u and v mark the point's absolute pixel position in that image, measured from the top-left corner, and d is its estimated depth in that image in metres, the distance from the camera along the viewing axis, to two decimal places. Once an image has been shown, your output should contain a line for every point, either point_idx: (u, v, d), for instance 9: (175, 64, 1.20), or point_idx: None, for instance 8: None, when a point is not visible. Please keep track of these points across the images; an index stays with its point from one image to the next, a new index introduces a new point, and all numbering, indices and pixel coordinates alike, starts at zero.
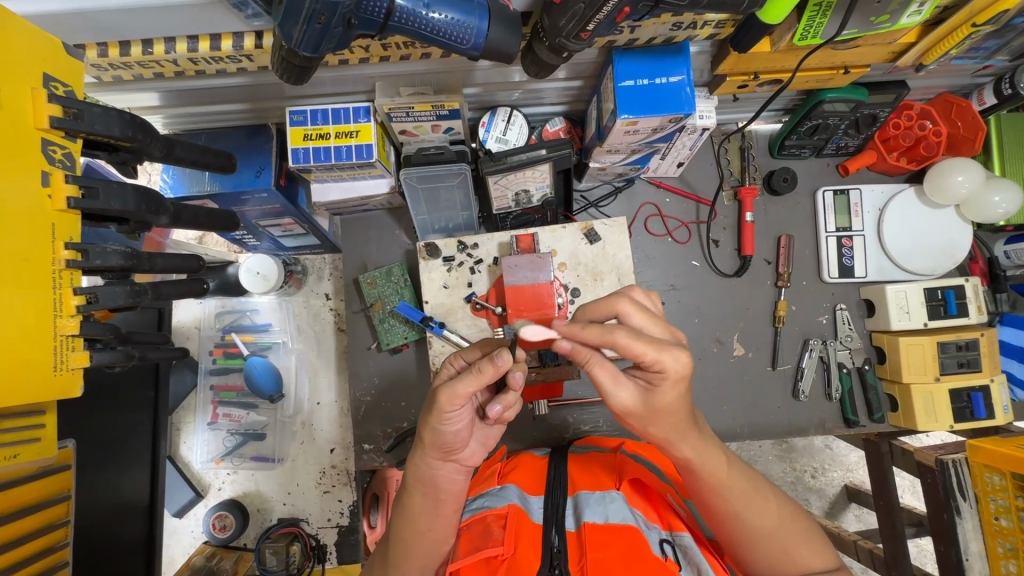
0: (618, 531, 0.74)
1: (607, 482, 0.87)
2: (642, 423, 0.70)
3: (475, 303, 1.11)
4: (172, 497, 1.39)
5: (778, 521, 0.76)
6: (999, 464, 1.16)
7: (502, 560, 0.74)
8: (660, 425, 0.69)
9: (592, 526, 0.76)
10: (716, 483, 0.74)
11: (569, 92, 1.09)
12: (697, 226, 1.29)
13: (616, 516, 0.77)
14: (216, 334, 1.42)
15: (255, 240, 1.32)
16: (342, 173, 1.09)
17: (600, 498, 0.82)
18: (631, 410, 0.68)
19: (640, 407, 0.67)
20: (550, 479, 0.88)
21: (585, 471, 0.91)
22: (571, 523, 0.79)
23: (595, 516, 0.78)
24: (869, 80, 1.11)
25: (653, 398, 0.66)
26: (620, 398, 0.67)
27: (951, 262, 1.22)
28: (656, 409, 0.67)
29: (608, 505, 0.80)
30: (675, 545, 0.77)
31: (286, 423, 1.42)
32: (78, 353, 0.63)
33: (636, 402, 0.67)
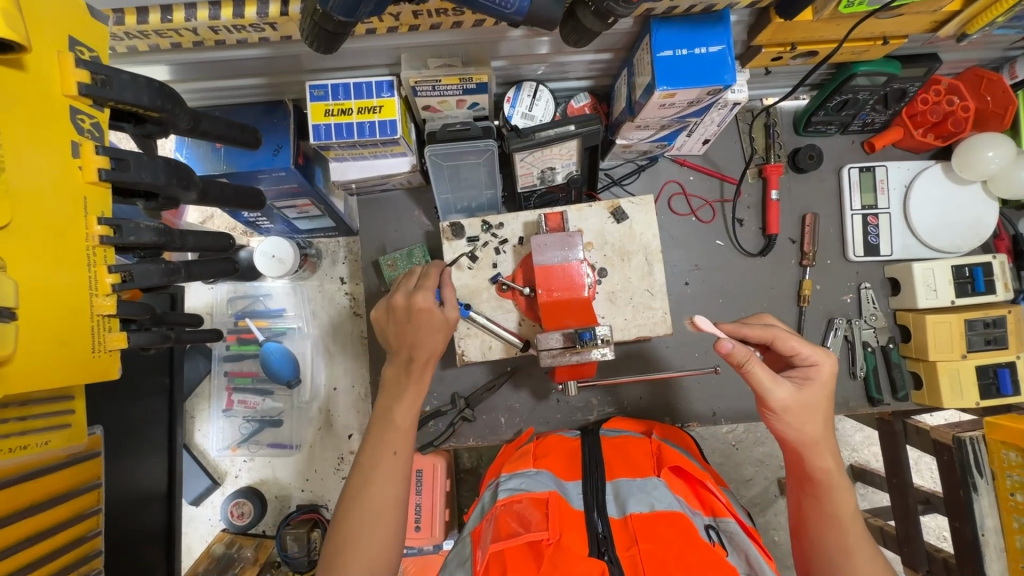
0: (665, 517, 0.73)
1: (647, 470, 0.86)
2: (795, 423, 0.78)
3: (501, 284, 1.09)
4: (189, 486, 1.37)
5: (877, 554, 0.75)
6: (1017, 441, 1.16)
7: (547, 544, 0.71)
8: (811, 421, 0.78)
9: (637, 514, 0.74)
10: (832, 507, 0.78)
11: (597, 66, 1.06)
12: (722, 204, 1.27)
13: (661, 504, 0.76)
14: (229, 320, 1.40)
15: (269, 222, 1.28)
16: (364, 151, 1.05)
17: (643, 486, 0.80)
18: (789, 404, 0.77)
19: (793, 400, 0.78)
20: (586, 463, 0.88)
21: (620, 456, 0.91)
22: (614, 511, 0.79)
23: (640, 504, 0.76)
24: (902, 52, 1.08)
25: (805, 395, 0.78)
26: (778, 395, 0.77)
27: (977, 240, 1.21)
28: (806, 406, 0.78)
29: (652, 494, 0.78)
30: (719, 531, 0.77)
31: (303, 409, 1.40)
32: (116, 334, 0.61)
33: (793, 398, 0.77)
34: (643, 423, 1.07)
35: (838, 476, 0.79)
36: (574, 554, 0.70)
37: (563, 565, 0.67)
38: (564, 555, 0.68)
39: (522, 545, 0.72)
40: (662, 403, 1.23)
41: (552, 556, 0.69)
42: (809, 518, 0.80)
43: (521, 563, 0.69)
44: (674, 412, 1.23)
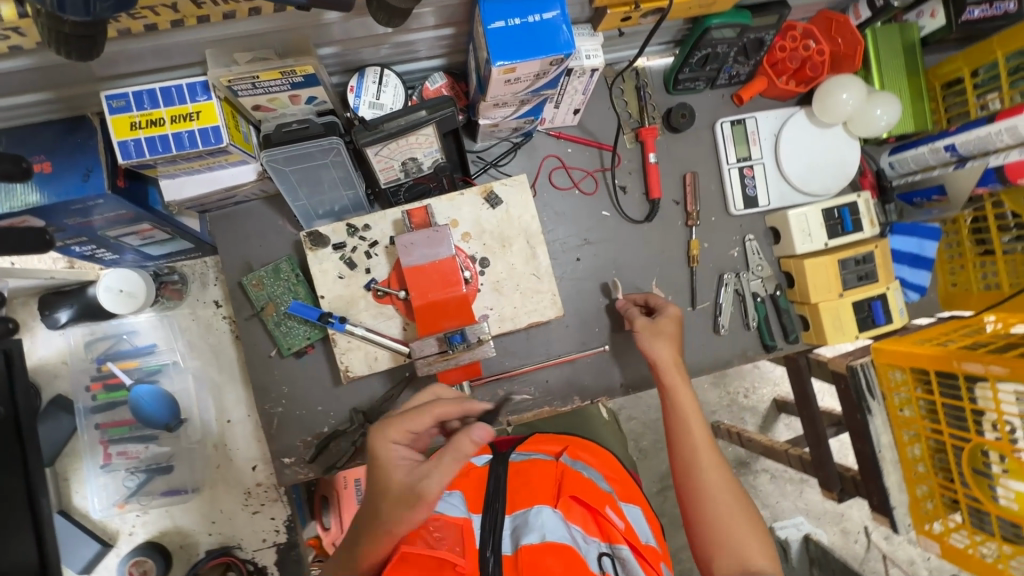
0: (558, 551, 0.71)
1: (547, 493, 0.81)
2: (655, 356, 1.00)
3: (376, 290, 1.02)
4: (74, 554, 1.23)
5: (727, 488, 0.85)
6: (903, 362, 1.22)
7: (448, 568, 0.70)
8: (664, 353, 0.99)
9: (529, 546, 0.72)
10: (693, 440, 0.90)
11: (444, 42, 0.98)
12: (603, 173, 1.24)
13: (552, 534, 0.74)
14: (91, 366, 1.25)
15: (113, 253, 1.13)
16: (193, 164, 0.93)
17: (538, 513, 0.77)
18: (650, 338, 1.01)
19: (650, 328, 1.03)
20: (489, 492, 0.82)
21: (524, 480, 0.84)
22: (507, 545, 0.75)
23: (531, 535, 0.74)
24: (751, 1, 1.08)
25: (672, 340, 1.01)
26: (661, 348, 1.00)
27: (844, 180, 1.25)
28: (660, 339, 1.02)
29: (544, 520, 0.76)
30: (613, 558, 0.77)
31: (195, 449, 1.29)
32: None
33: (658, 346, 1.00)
34: (559, 439, 0.99)
35: (695, 420, 0.93)
36: None
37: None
38: None
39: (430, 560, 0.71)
40: (571, 383, 1.21)
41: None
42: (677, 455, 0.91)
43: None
44: (584, 390, 1.21)
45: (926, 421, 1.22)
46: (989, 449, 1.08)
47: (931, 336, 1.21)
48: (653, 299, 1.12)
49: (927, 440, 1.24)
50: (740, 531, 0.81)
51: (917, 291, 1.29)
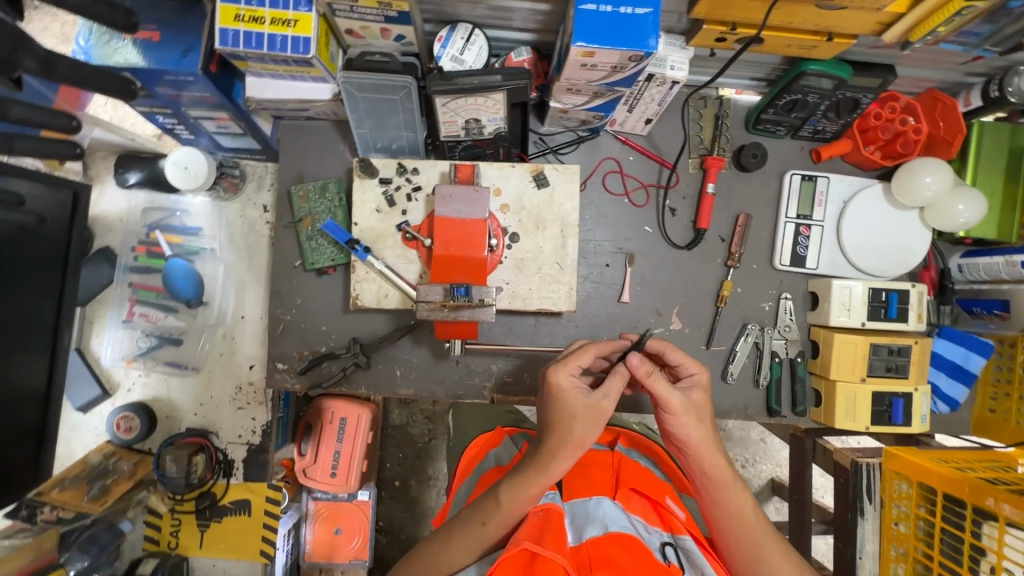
0: (617, 540, 0.75)
1: (606, 485, 0.87)
2: (672, 423, 0.84)
3: (406, 232, 1.05)
4: (77, 391, 1.33)
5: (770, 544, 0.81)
6: (910, 473, 1.18)
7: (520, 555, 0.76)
8: (687, 424, 0.83)
9: (593, 539, 0.76)
10: (732, 501, 0.83)
11: (538, 18, 1.00)
12: (657, 190, 1.23)
13: (615, 525, 0.78)
14: (141, 230, 1.35)
15: (189, 134, 1.23)
16: (279, 68, 0.99)
17: (598, 504, 0.82)
18: (675, 405, 0.83)
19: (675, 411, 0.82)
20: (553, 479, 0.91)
21: (582, 470, 0.92)
22: (570, 536, 0.80)
23: (594, 527, 0.78)
24: (856, 57, 1.04)
25: (691, 400, 0.85)
26: (675, 400, 0.83)
27: (903, 267, 1.19)
28: (684, 408, 0.83)
29: (605, 511, 0.81)
30: (677, 547, 0.79)
31: (205, 332, 1.36)
32: None
33: (675, 405, 0.83)
34: (610, 433, 1.08)
35: (731, 484, 0.84)
36: None
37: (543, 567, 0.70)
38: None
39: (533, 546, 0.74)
40: None
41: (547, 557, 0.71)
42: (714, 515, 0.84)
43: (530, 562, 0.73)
44: None
45: (920, 543, 1.16)
46: None
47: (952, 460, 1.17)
48: (668, 356, 0.90)
49: (914, 563, 1.17)
50: None
51: (948, 404, 1.21)
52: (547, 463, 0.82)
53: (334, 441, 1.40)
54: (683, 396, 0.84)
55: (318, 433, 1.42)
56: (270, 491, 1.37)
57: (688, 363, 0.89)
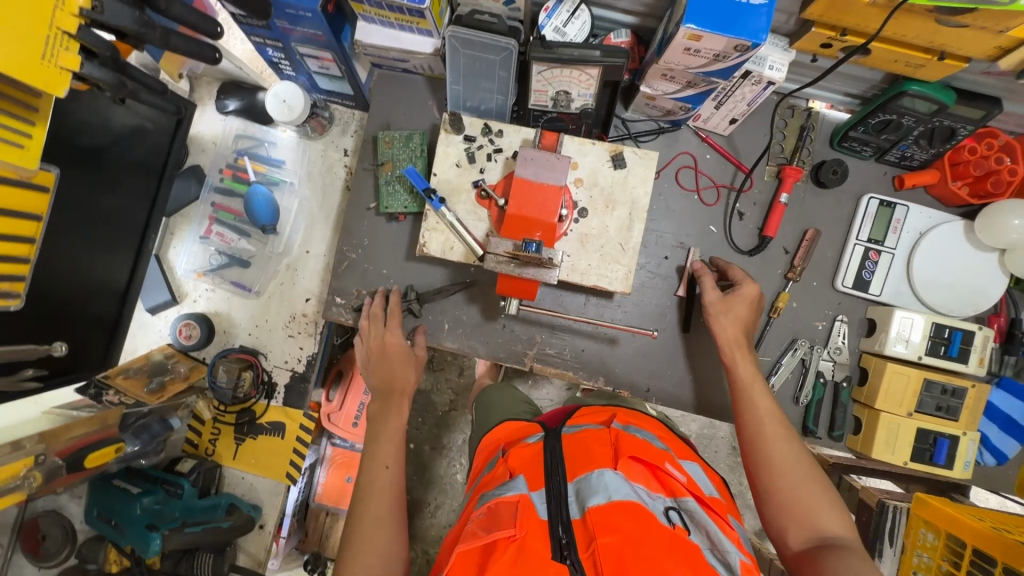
0: (622, 508, 0.75)
1: (606, 458, 0.85)
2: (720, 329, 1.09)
3: (481, 190, 1.09)
4: (149, 293, 1.43)
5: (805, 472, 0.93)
6: (939, 522, 1.22)
7: (513, 539, 0.74)
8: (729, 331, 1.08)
9: (597, 509, 0.75)
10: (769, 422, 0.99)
11: (645, 1, 1.02)
12: (728, 191, 1.23)
13: (618, 494, 0.77)
14: (230, 155, 1.44)
15: (292, 70, 1.30)
16: (391, 15, 1.04)
17: (599, 476, 0.80)
18: (715, 307, 1.09)
19: (721, 302, 1.10)
20: (546, 466, 0.85)
21: (580, 446, 0.88)
22: (575, 510, 0.79)
23: (597, 496, 0.77)
24: (963, 85, 1.02)
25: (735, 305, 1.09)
26: (724, 321, 1.09)
27: (971, 309, 1.16)
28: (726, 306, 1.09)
29: (608, 481, 0.79)
30: (680, 510, 0.80)
31: (271, 260, 1.44)
32: (70, 56, 0.68)
33: (721, 301, 1.10)
34: (604, 414, 1.03)
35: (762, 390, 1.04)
36: (536, 555, 0.72)
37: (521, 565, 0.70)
38: (529, 557, 0.71)
39: (484, 546, 0.75)
40: (603, 365, 1.23)
41: (511, 555, 0.72)
42: (751, 439, 1.00)
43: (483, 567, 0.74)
44: (610, 375, 1.23)
45: None
46: None
47: (985, 518, 1.21)
48: (730, 271, 1.15)
49: None
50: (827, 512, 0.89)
51: (995, 457, 1.16)
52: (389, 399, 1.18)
53: (361, 395, 1.58)
54: (723, 296, 1.11)
55: (348, 383, 1.59)
56: (305, 420, 1.44)
57: (741, 275, 1.12)
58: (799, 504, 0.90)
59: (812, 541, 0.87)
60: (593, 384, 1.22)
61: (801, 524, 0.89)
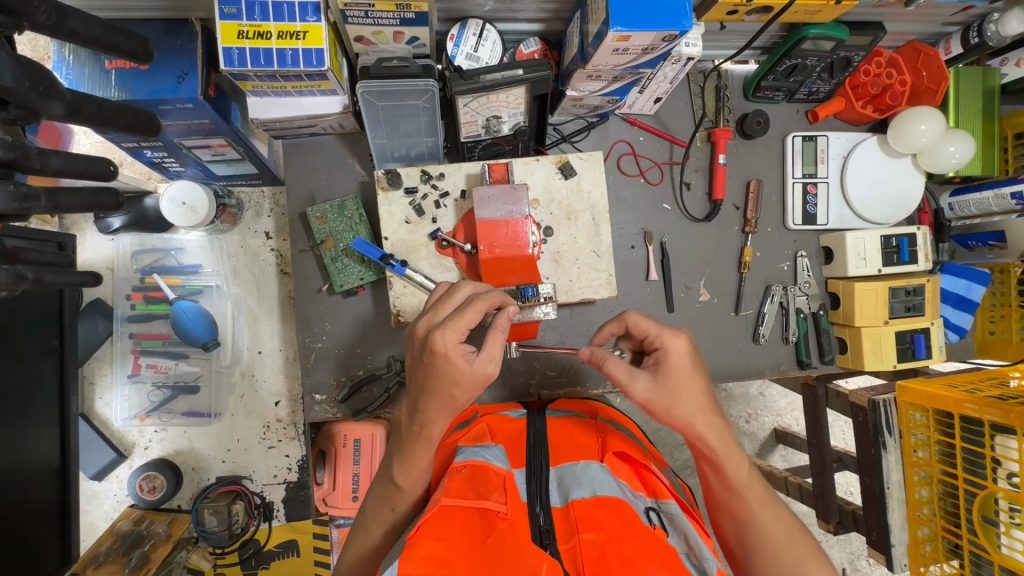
0: (606, 504, 0.73)
1: (592, 452, 0.86)
2: (664, 409, 0.79)
3: (441, 240, 1.01)
4: (89, 459, 1.23)
5: (792, 548, 0.79)
6: (925, 402, 1.23)
7: (502, 518, 0.70)
8: (682, 404, 0.78)
9: (582, 501, 0.74)
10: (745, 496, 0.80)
11: (549, 7, 0.98)
12: (670, 166, 1.25)
13: (603, 488, 0.76)
14: (134, 276, 1.24)
15: (179, 165, 1.14)
16: (286, 84, 0.93)
17: (586, 467, 0.80)
18: (647, 399, 0.80)
19: (657, 396, 0.79)
20: (530, 448, 0.86)
21: (566, 439, 0.89)
22: (556, 497, 0.78)
23: (582, 488, 0.76)
24: (851, 17, 1.08)
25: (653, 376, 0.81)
26: (637, 390, 0.81)
27: (904, 212, 1.25)
28: (667, 387, 0.79)
29: (593, 476, 0.78)
30: (660, 512, 0.78)
31: (222, 374, 1.29)
32: None
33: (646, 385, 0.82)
34: (588, 404, 1.05)
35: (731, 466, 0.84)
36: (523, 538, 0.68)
37: (506, 544, 0.66)
38: (513, 534, 0.67)
39: (471, 510, 0.72)
40: (606, 368, 1.22)
41: (501, 532, 0.68)
42: (725, 510, 0.82)
43: (468, 532, 0.69)
44: None
45: (940, 464, 1.23)
46: (1002, 497, 1.09)
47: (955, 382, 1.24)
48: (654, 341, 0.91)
49: (938, 484, 1.24)
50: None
51: (957, 333, 1.30)
52: (424, 427, 0.76)
53: (352, 464, 1.23)
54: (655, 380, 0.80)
55: (332, 459, 1.24)
56: (316, 527, 1.31)
57: (660, 333, 0.81)
58: None
59: None
60: (602, 390, 1.21)
61: None
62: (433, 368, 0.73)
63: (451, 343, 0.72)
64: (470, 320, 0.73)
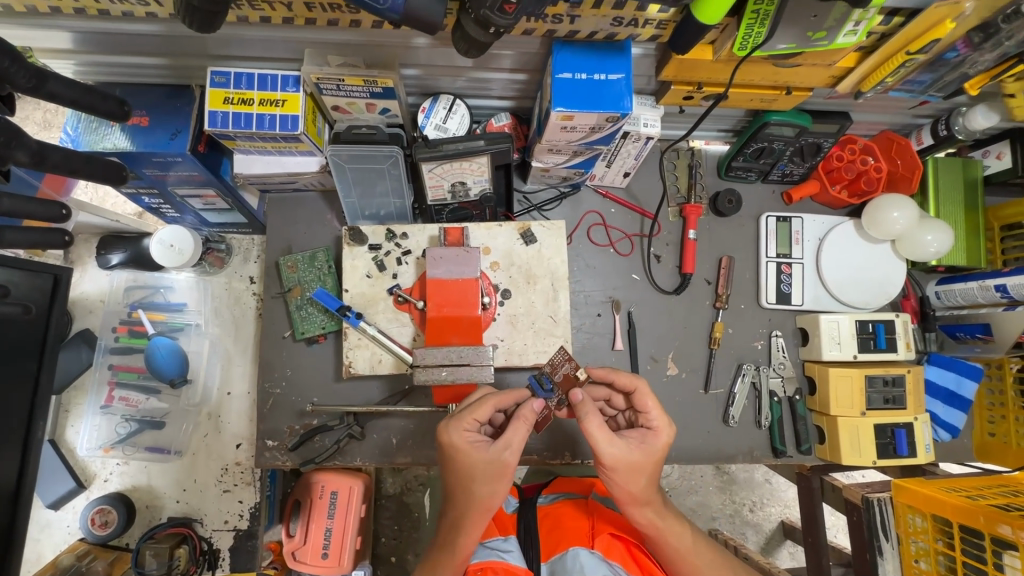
0: None
1: (585, 536, 0.89)
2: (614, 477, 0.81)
3: (398, 295, 1.05)
4: (48, 487, 1.25)
5: (676, 535, 0.86)
6: (921, 505, 1.11)
7: None
8: (637, 483, 0.80)
9: None
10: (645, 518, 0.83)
11: (515, 87, 1.05)
12: (640, 239, 1.26)
13: None
14: (122, 310, 1.31)
15: (175, 212, 1.24)
16: (267, 144, 1.01)
17: (576, 557, 0.84)
18: (617, 464, 0.79)
19: (623, 464, 0.79)
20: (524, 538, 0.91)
21: (558, 524, 0.94)
22: None
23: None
24: (814, 107, 1.12)
25: (638, 455, 0.80)
26: (611, 455, 0.79)
27: (884, 298, 1.21)
28: (636, 462, 0.80)
29: (584, 564, 0.82)
30: None
31: (189, 413, 1.31)
32: None
33: (623, 458, 0.79)
34: (582, 483, 1.11)
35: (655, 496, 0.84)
36: None
37: None
38: None
39: None
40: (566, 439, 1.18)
41: None
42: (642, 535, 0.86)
43: None
44: (576, 447, 1.16)
45: None
46: None
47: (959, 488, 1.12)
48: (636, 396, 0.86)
49: None
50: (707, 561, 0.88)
51: (949, 431, 1.20)
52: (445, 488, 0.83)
53: (326, 520, 1.20)
54: (624, 450, 0.79)
55: (303, 511, 1.23)
56: None
57: (597, 441, 0.78)
58: (690, 565, 0.86)
59: None
60: (561, 461, 1.15)
61: None
62: (452, 463, 0.80)
63: (461, 432, 0.79)
64: (480, 414, 0.81)
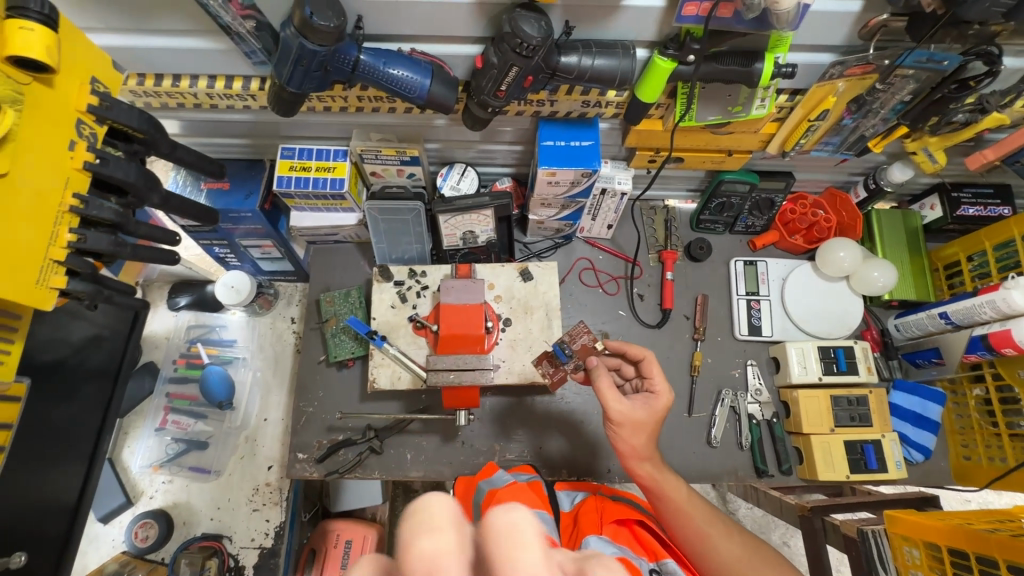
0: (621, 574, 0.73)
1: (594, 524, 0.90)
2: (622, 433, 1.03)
3: (416, 321, 1.25)
4: (102, 500, 1.41)
5: (671, 489, 1.03)
6: (916, 534, 1.14)
7: None
8: (639, 437, 1.02)
9: None
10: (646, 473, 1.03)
11: (514, 157, 1.33)
12: (626, 280, 1.46)
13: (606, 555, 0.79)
14: (183, 345, 1.55)
15: (237, 261, 1.51)
16: (318, 202, 1.28)
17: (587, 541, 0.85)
18: (623, 419, 1.02)
19: (625, 420, 1.02)
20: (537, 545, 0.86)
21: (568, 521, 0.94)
22: None
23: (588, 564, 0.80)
24: (760, 168, 1.36)
25: (643, 410, 1.03)
26: (615, 412, 1.02)
27: (845, 329, 1.37)
28: (644, 416, 1.03)
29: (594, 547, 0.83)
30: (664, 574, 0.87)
31: (229, 436, 1.48)
32: (58, 277, 0.75)
33: (629, 415, 1.02)
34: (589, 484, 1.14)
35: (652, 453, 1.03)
36: None
37: None
38: None
39: None
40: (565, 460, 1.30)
41: None
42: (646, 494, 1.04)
43: None
44: (572, 466, 1.28)
45: None
46: None
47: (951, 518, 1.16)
48: (643, 364, 1.11)
49: None
50: (702, 518, 1.00)
51: (921, 452, 1.29)
52: None
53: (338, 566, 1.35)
54: (629, 406, 1.02)
55: (321, 559, 1.38)
56: None
57: (608, 400, 1.02)
58: (685, 517, 1.00)
59: (705, 547, 0.98)
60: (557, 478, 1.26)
61: (698, 539, 0.98)
62: None
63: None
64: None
